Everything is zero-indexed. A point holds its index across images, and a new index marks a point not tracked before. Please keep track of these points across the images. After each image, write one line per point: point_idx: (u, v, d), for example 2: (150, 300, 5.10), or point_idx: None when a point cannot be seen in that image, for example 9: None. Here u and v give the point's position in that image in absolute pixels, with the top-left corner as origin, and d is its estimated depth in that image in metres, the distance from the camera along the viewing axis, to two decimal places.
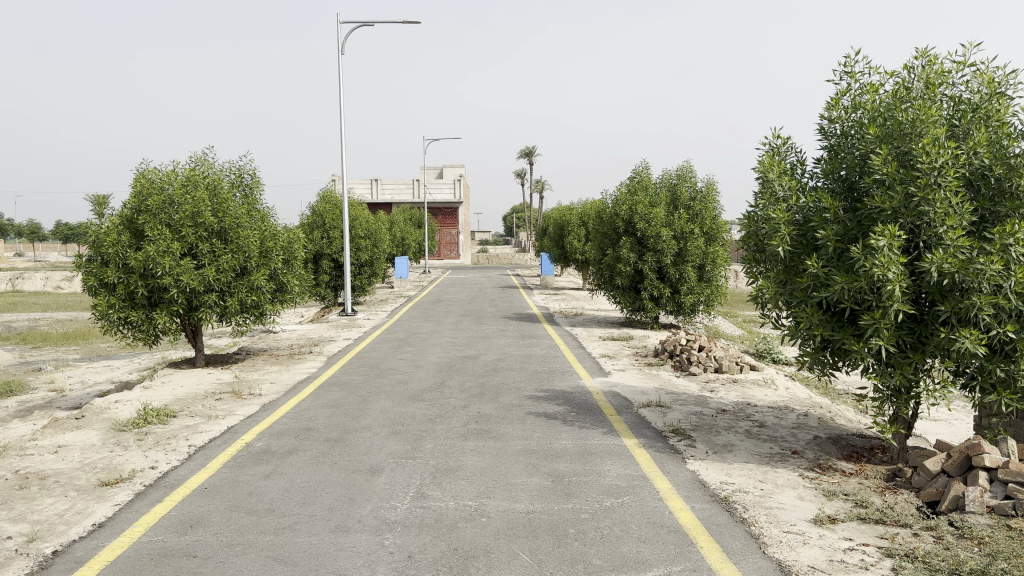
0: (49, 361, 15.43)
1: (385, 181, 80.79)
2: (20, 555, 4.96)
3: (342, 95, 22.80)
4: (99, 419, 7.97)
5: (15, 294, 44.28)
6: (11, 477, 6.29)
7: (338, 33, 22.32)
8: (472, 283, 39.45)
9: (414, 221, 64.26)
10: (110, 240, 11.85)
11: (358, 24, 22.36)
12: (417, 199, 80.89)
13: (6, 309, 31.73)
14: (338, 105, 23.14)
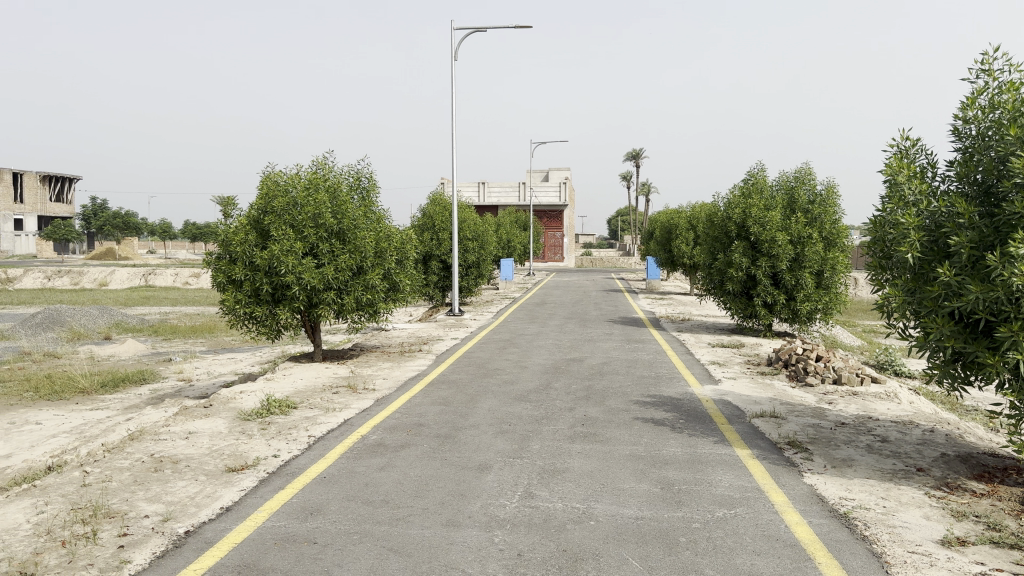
0: (180, 352, 16.47)
1: (492, 184, 82.02)
2: (156, 533, 5.31)
3: (453, 100, 23.30)
4: (225, 408, 8.42)
5: (149, 289, 47.45)
6: (147, 460, 6.74)
7: (452, 39, 22.89)
8: (577, 286, 39.50)
9: (519, 224, 64.95)
10: (238, 239, 12.50)
11: (472, 29, 22.76)
12: (522, 202, 81.70)
13: (140, 302, 34.07)
14: (450, 110, 23.66)
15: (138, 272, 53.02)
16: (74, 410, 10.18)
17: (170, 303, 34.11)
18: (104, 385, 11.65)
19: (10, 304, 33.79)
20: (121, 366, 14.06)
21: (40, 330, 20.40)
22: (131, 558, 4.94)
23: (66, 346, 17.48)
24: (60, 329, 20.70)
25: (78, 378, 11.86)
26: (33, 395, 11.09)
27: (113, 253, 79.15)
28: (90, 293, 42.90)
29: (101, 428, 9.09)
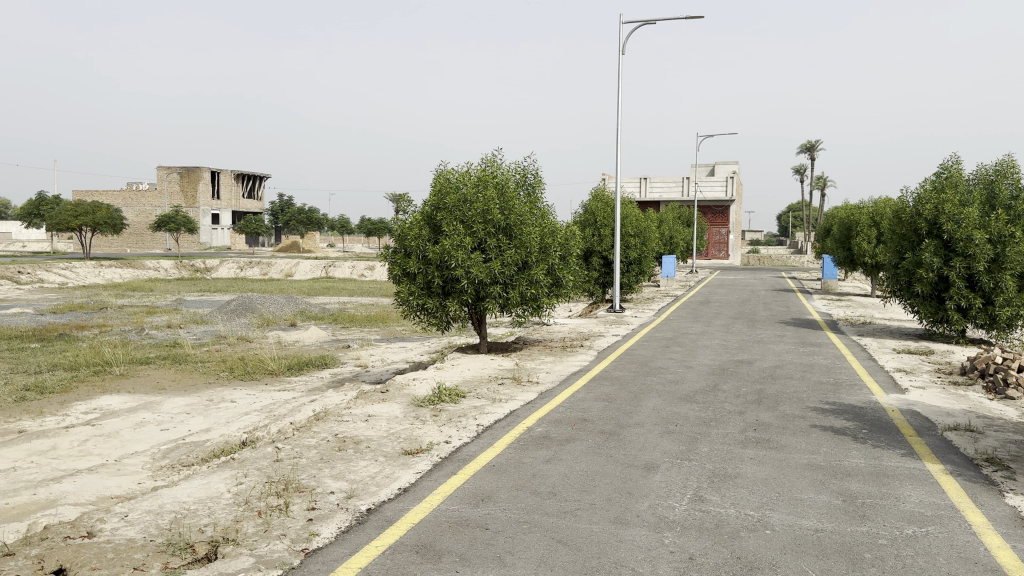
0: (356, 340, 17.48)
1: (655, 180, 81.07)
2: (341, 509, 5.67)
3: (618, 95, 23.15)
4: (400, 394, 8.85)
5: (329, 281, 50.75)
6: (332, 439, 7.20)
7: (620, 34, 22.69)
8: (746, 285, 38.34)
9: (682, 220, 63.73)
10: (412, 234, 13.11)
11: (639, 22, 22.58)
12: (685, 198, 80.14)
13: (321, 293, 36.56)
14: (615, 105, 23.54)
15: (318, 264, 56.79)
16: (265, 390, 11.06)
17: (348, 294, 36.27)
18: (289, 368, 12.59)
19: (209, 291, 37.29)
20: (305, 351, 15.14)
21: (236, 316, 22.33)
22: (319, 531, 5.30)
23: (257, 331, 19.05)
24: (251, 314, 22.58)
25: (267, 361, 12.89)
26: (230, 374, 12.17)
27: (296, 247, 85.26)
28: (277, 283, 46.46)
29: (289, 407, 9.82)
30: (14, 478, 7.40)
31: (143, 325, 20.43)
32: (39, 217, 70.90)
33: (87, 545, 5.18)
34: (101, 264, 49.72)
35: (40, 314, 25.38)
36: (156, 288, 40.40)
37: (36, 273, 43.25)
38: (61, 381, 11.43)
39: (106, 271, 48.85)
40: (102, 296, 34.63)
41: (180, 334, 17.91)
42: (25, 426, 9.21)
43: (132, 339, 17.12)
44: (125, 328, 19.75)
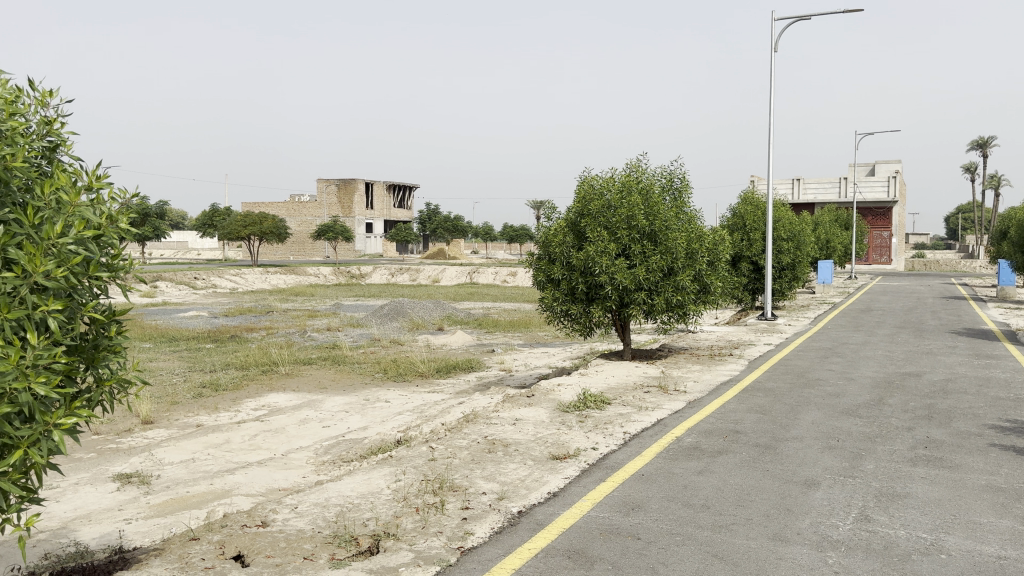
0: (502, 344, 17.82)
1: (809, 180, 77.65)
2: (494, 510, 5.82)
3: (769, 94, 22.37)
4: (546, 399, 8.96)
5: (476, 286, 52.02)
6: (482, 441, 7.39)
7: (772, 31, 21.88)
8: (914, 292, 35.94)
9: (840, 222, 60.66)
10: (557, 240, 13.29)
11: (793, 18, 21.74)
12: (842, 200, 76.21)
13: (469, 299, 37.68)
14: (766, 105, 22.76)
15: (463, 270, 58.33)
16: (415, 391, 11.52)
17: (493, 299, 37.22)
18: (438, 370, 13.02)
19: (365, 296, 39.30)
20: (452, 354, 15.62)
21: (388, 320, 23.34)
22: (473, 531, 5.47)
23: (407, 334, 19.86)
24: (402, 318, 23.56)
25: (418, 363, 13.39)
26: (383, 376, 12.75)
27: (442, 253, 88.04)
28: (427, 289, 48.29)
29: (439, 408, 10.17)
30: (195, 468, 8.07)
31: (304, 327, 21.82)
32: (212, 227, 77.05)
33: (262, 534, 5.58)
34: (266, 270, 53.46)
35: (217, 317, 27.61)
36: (318, 293, 42.91)
37: (211, 279, 47.08)
38: (233, 379, 12.39)
39: (272, 278, 52.46)
40: (270, 300, 37.28)
41: (337, 337, 18.95)
42: (203, 420, 10.05)
43: (295, 341, 18.29)
44: (289, 331, 21.15)
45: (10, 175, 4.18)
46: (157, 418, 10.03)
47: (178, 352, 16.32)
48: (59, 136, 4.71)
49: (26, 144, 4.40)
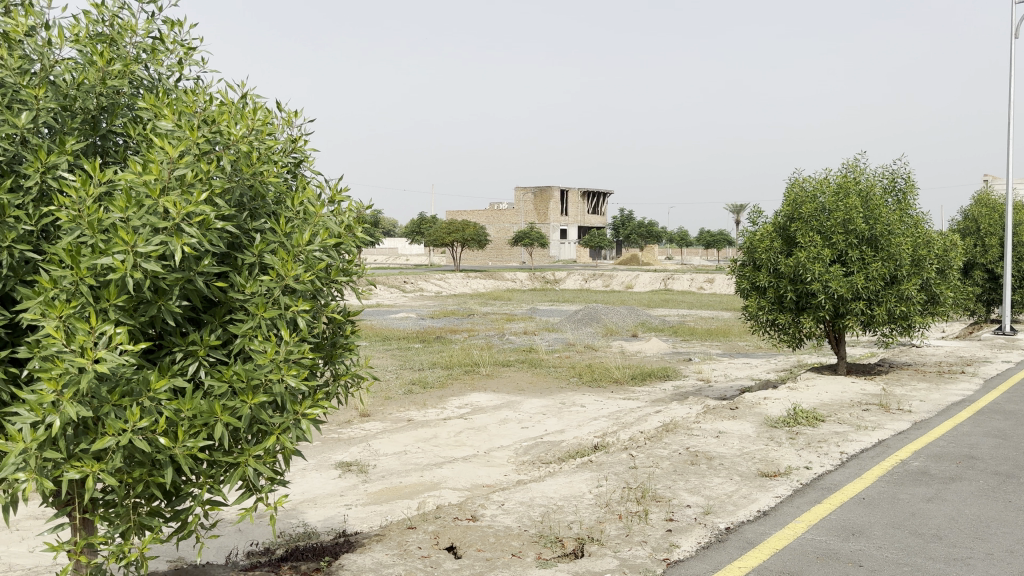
0: (700, 353, 17.39)
1: None
2: (699, 524, 5.68)
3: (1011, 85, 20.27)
4: (752, 412, 8.63)
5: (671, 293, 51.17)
6: (684, 452, 7.25)
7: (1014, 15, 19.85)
8: None
9: None
10: (764, 246, 12.86)
11: None
12: None
13: (666, 305, 37.13)
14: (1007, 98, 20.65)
15: (658, 276, 57.65)
16: (612, 397, 11.52)
17: (690, 306, 36.43)
18: (634, 377, 12.94)
19: (561, 302, 39.95)
20: (648, 362, 15.48)
21: (584, 325, 23.54)
22: (679, 543, 5.37)
23: (603, 340, 19.94)
24: (597, 324, 23.70)
25: (614, 369, 13.40)
26: (580, 380, 12.87)
27: (634, 259, 87.54)
28: (621, 295, 48.20)
29: (637, 416, 10.10)
30: (406, 460, 8.57)
31: (503, 330, 22.56)
32: (418, 235, 81.69)
33: (473, 527, 5.82)
34: (465, 275, 55.82)
35: (424, 318, 29.15)
36: (515, 297, 44.09)
37: (417, 283, 49.80)
38: (439, 377, 13.03)
39: (472, 282, 54.60)
40: (469, 303, 38.82)
41: (533, 341, 19.41)
42: (413, 415, 10.65)
43: (495, 344, 18.92)
44: (488, 333, 21.91)
45: (266, 189, 4.71)
46: (373, 412, 10.75)
47: (389, 350, 17.41)
48: (303, 153, 5.22)
49: (279, 161, 4.92)
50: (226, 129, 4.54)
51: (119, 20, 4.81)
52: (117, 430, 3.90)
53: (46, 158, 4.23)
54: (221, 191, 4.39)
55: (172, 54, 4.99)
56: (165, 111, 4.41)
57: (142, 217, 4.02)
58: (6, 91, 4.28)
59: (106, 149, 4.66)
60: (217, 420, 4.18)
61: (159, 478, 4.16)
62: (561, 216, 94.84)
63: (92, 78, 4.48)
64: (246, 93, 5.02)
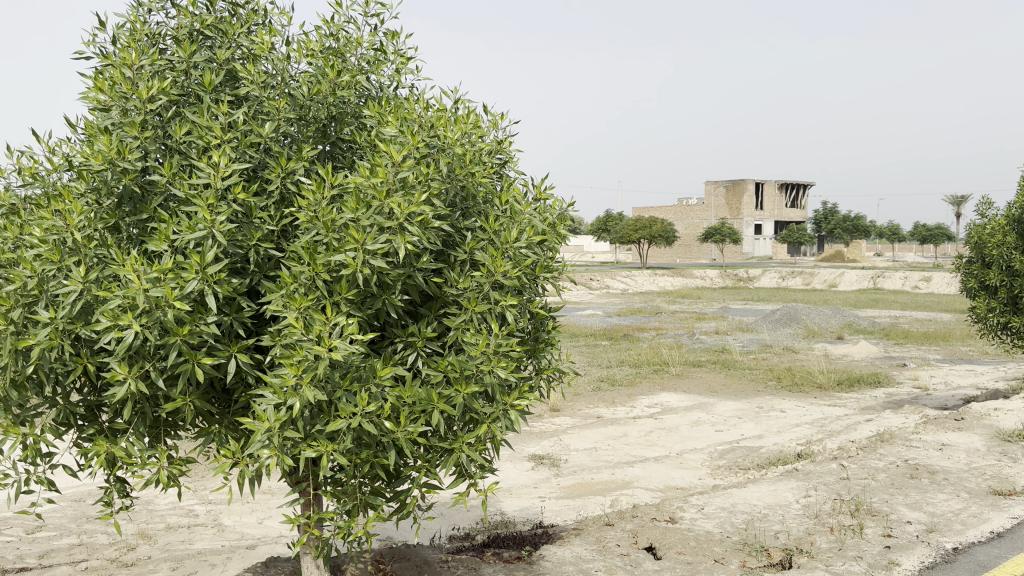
0: (914, 358, 16.04)
1: None
2: (922, 542, 5.25)
3: None
4: (980, 424, 7.87)
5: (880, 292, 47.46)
6: (902, 465, 6.73)
7: None
8: None
9: None
10: (995, 240, 11.72)
11: None
12: None
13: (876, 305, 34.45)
14: None
15: (866, 274, 53.71)
16: (815, 403, 10.93)
17: (901, 307, 33.68)
18: (839, 383, 12.18)
19: (754, 300, 38.39)
20: (854, 366, 14.53)
21: (780, 326, 22.47)
22: (900, 561, 4.99)
23: (803, 342, 18.96)
24: (797, 325, 22.56)
25: (816, 373, 12.69)
26: (778, 384, 12.32)
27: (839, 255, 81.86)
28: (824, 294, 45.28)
29: (844, 424, 9.51)
30: (598, 457, 8.59)
31: (694, 329, 22.08)
32: (604, 233, 81.89)
33: (672, 529, 5.72)
34: (652, 272, 55.16)
35: (612, 316, 29.12)
36: (702, 295, 42.95)
37: (604, 280, 49.92)
38: (627, 376, 12.95)
39: (659, 279, 53.82)
40: (655, 301, 38.30)
41: (726, 341, 18.80)
42: (603, 412, 10.66)
43: (685, 343, 18.49)
44: (677, 332, 21.49)
45: (477, 189, 4.90)
46: (563, 407, 10.88)
47: (577, 347, 17.55)
48: (508, 154, 5.39)
49: (488, 162, 5.10)
50: (444, 133, 4.77)
51: (345, 33, 5.17)
52: (348, 414, 4.22)
53: (286, 163, 4.64)
54: (439, 192, 4.63)
55: (391, 64, 5.29)
56: (390, 119, 4.72)
57: (370, 216, 4.32)
58: (252, 104, 4.73)
59: (336, 155, 5.02)
60: (434, 407, 4.42)
61: (383, 460, 4.46)
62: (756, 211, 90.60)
63: (325, 89, 4.85)
64: (459, 99, 5.25)
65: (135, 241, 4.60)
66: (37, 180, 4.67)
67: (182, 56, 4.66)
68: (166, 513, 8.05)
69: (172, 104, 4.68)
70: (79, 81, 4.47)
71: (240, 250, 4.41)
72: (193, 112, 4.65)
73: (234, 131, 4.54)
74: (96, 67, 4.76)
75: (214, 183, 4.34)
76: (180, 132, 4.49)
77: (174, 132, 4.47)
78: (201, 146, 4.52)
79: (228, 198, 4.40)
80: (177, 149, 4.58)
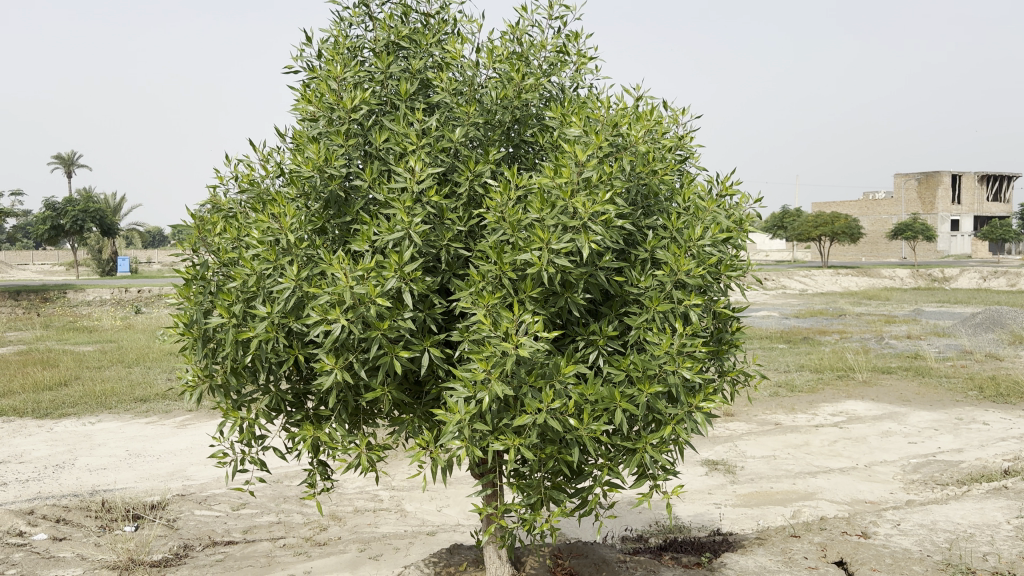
0: None
1: None
2: None
3: None
4: None
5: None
6: None
7: None
8: None
9: None
10: None
11: None
12: None
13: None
14: None
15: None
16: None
17: None
18: None
19: (947, 303, 35.43)
20: None
21: (983, 331, 20.57)
22: None
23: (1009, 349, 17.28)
24: (1001, 329, 20.57)
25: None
26: (980, 394, 11.30)
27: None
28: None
29: None
30: (777, 465, 8.26)
31: (882, 333, 20.69)
32: (778, 231, 78.61)
33: (865, 544, 5.41)
34: (836, 272, 52.22)
35: (789, 318, 27.86)
36: (889, 297, 40.10)
37: (780, 279, 48.05)
38: (808, 382, 12.34)
39: (840, 279, 50.85)
40: (833, 302, 36.32)
41: (919, 346, 17.47)
42: (782, 419, 10.24)
43: (871, 348, 17.37)
44: (863, 336, 20.21)
45: (660, 186, 4.85)
46: (738, 412, 10.55)
47: (753, 349, 16.96)
48: (688, 150, 5.28)
49: (671, 159, 5.03)
50: (627, 131, 4.76)
51: (529, 37, 5.30)
52: (534, 410, 4.29)
53: (474, 166, 4.81)
54: (622, 191, 4.62)
55: (572, 64, 5.36)
56: (574, 119, 4.77)
57: (555, 216, 4.38)
58: (443, 110, 4.94)
59: (521, 157, 5.15)
60: (617, 406, 4.40)
61: (567, 456, 4.51)
62: (949, 205, 83.48)
63: (511, 93, 4.98)
64: (641, 96, 5.21)
65: (338, 241, 4.94)
66: (252, 185, 5.11)
67: (380, 67, 4.97)
68: (354, 497, 8.58)
69: (371, 112, 4.98)
70: (291, 95, 4.87)
71: (433, 250, 4.62)
72: (390, 120, 4.93)
73: (427, 137, 4.77)
74: (304, 80, 5.16)
75: (410, 187, 4.58)
76: (379, 140, 4.78)
77: (374, 139, 4.77)
78: (398, 152, 4.78)
79: (423, 201, 4.63)
80: (376, 156, 4.88)
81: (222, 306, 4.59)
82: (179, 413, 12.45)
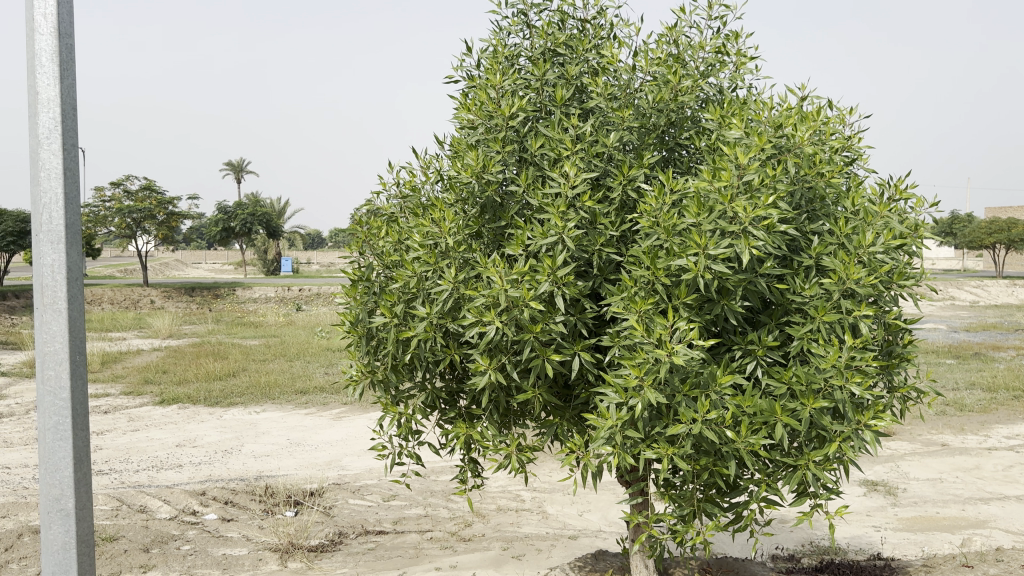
0: None
1: None
2: None
3: None
4: None
5: None
6: None
7: None
8: None
9: None
10: None
11: None
12: None
13: None
14: None
15: None
16: None
17: None
18: None
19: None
20: None
21: None
22: None
23: None
24: None
25: None
26: None
27: None
28: None
29: None
30: (943, 489, 7.71)
31: None
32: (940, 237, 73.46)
33: None
34: (1013, 283, 48.20)
35: (958, 332, 25.90)
36: None
37: (948, 290, 44.93)
38: (981, 400, 11.43)
39: (1015, 290, 46.89)
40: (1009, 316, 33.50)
41: None
42: (949, 440, 9.55)
43: None
44: None
45: (826, 190, 4.63)
46: (899, 430, 9.93)
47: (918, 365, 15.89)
48: (857, 152, 5.03)
49: (838, 162, 4.79)
50: (792, 133, 4.59)
51: (687, 38, 5.21)
52: (689, 419, 4.19)
53: (628, 171, 4.76)
54: (785, 194, 4.44)
55: (732, 65, 5.22)
56: (734, 121, 4.63)
57: (712, 221, 4.26)
58: (598, 115, 4.93)
59: (676, 160, 5.08)
60: (777, 420, 4.23)
61: (722, 469, 4.38)
62: None
63: (667, 96, 4.89)
64: (806, 96, 5.00)
65: (492, 245, 5.04)
66: (414, 191, 5.31)
67: (537, 75, 5.03)
68: (496, 496, 8.73)
69: (527, 118, 5.05)
70: (452, 104, 5.02)
71: (586, 254, 4.62)
72: (545, 126, 4.97)
73: (582, 142, 4.78)
74: (463, 89, 5.31)
75: (565, 193, 4.60)
76: (535, 146, 4.84)
77: (530, 145, 4.83)
78: (553, 158, 4.83)
79: (577, 206, 4.63)
80: (531, 161, 4.95)
81: (386, 307, 4.80)
82: (334, 405, 13.11)
